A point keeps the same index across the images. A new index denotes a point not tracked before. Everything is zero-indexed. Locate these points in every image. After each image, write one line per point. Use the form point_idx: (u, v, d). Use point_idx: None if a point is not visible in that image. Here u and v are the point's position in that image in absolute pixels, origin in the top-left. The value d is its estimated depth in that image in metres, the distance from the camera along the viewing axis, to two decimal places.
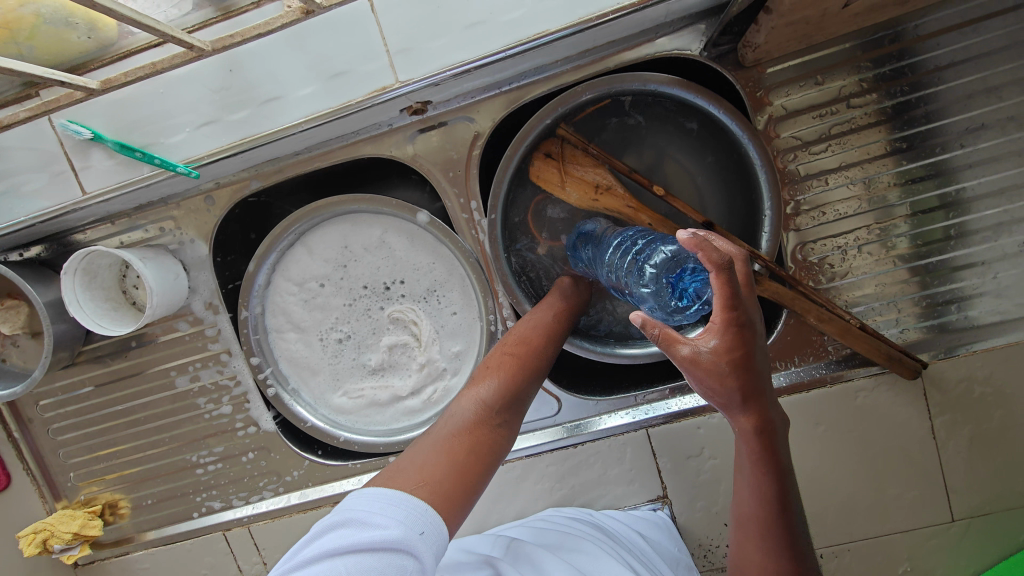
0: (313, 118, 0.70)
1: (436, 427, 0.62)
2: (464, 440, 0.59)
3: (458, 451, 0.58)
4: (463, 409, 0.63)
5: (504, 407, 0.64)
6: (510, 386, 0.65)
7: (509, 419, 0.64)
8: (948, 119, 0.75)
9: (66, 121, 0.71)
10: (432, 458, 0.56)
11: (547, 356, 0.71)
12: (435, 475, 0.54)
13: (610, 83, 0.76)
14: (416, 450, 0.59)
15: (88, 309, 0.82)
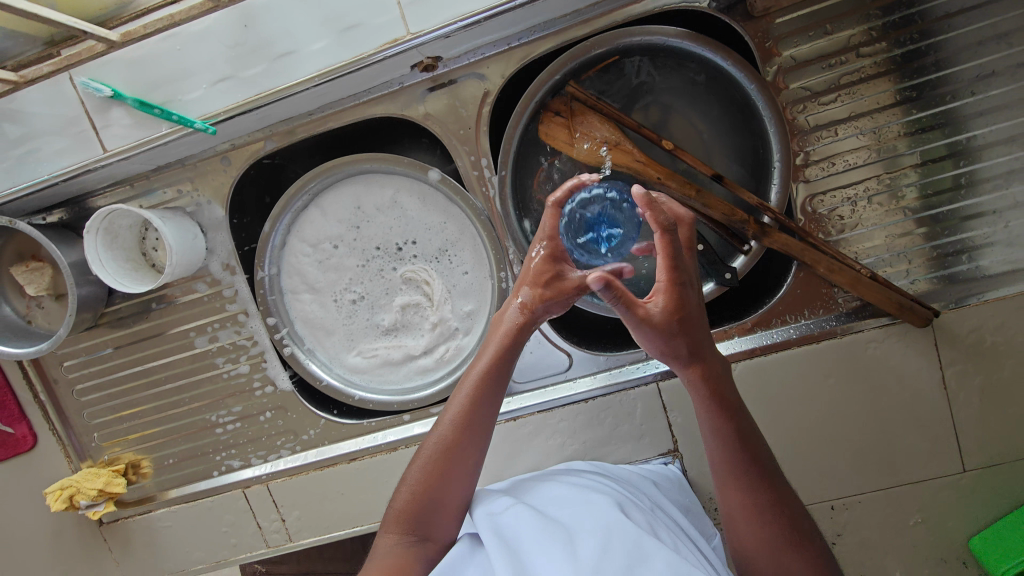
0: (326, 71, 0.72)
1: (394, 499, 0.71)
2: (414, 512, 0.68)
3: (412, 528, 0.68)
4: (411, 480, 0.70)
5: (448, 465, 0.70)
6: (435, 460, 0.70)
7: (439, 492, 0.69)
8: (959, 66, 0.75)
9: (87, 79, 0.74)
10: (394, 555, 0.66)
11: (492, 391, 0.73)
12: (396, 574, 0.64)
13: (619, 37, 0.77)
14: (383, 537, 0.69)
15: (110, 268, 0.85)
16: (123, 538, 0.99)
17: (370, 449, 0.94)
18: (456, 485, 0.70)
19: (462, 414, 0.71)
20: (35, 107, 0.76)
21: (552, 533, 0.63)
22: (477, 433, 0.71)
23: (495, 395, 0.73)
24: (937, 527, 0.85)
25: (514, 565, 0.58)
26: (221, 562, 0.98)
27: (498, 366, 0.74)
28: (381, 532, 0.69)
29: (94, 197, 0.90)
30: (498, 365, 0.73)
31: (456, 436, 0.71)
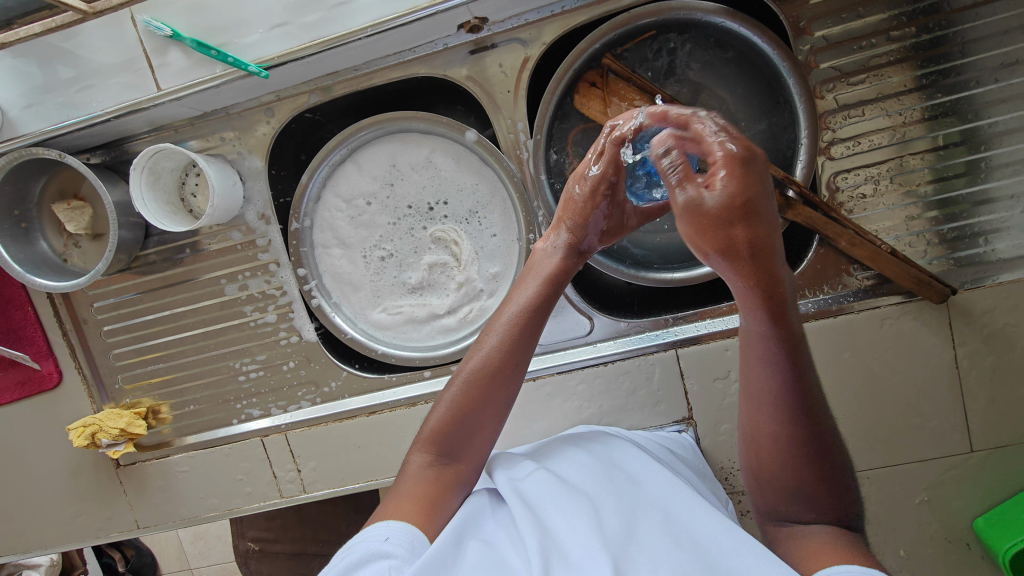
0: (379, 22, 0.76)
1: (427, 421, 0.70)
2: (446, 436, 0.67)
3: (445, 452, 0.67)
4: (447, 402, 0.69)
5: (486, 393, 0.68)
6: (470, 384, 0.68)
7: (478, 411, 0.68)
8: (981, 54, 0.79)
9: (149, 18, 0.79)
10: (422, 477, 0.65)
11: (536, 321, 0.70)
12: (426, 495, 0.64)
13: (661, 11, 0.80)
14: (413, 456, 0.69)
15: (152, 208, 0.87)
16: (138, 481, 1.01)
17: (389, 404, 0.95)
18: (495, 402, 0.68)
19: (502, 343, 0.68)
20: (103, 44, 0.81)
21: (581, 507, 0.60)
22: (518, 365, 0.68)
23: (537, 328, 0.70)
24: (944, 507, 0.86)
25: (539, 526, 0.59)
26: (233, 510, 0.99)
27: (546, 293, 0.71)
28: (412, 450, 0.69)
29: (136, 141, 0.93)
30: (541, 297, 0.70)
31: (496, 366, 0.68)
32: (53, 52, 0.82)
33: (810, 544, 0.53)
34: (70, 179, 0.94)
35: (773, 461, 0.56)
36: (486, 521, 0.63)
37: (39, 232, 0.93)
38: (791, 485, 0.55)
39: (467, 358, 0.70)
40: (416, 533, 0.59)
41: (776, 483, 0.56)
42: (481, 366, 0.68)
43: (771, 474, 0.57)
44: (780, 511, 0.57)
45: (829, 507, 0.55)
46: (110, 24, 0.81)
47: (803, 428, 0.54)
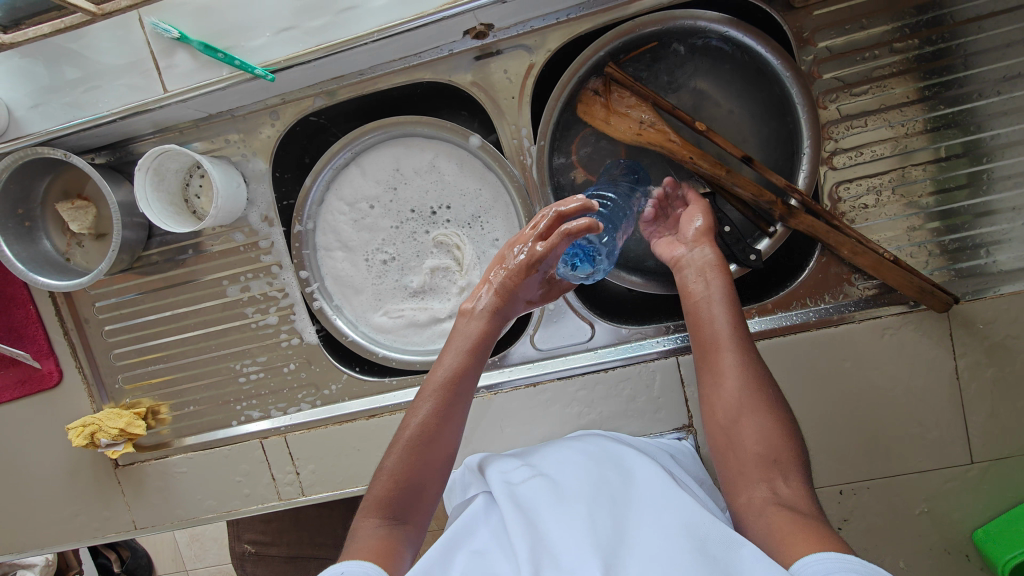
0: (385, 27, 0.76)
1: (371, 487, 0.67)
2: (395, 498, 0.65)
3: (396, 514, 0.65)
4: (389, 468, 0.67)
5: (428, 453, 0.68)
6: (414, 446, 0.67)
7: (423, 470, 0.67)
8: (983, 67, 0.80)
9: (157, 20, 0.80)
10: (376, 536, 0.62)
11: (469, 381, 0.72)
12: (385, 549, 0.61)
13: (664, 20, 0.81)
14: (361, 523, 0.65)
15: (156, 208, 0.88)
16: (136, 481, 1.00)
17: (389, 407, 0.95)
18: (437, 460, 0.68)
19: (439, 406, 0.69)
20: (110, 45, 0.82)
21: (574, 508, 0.61)
22: (456, 422, 0.70)
23: (470, 387, 0.72)
24: (944, 518, 0.86)
25: (532, 531, 0.59)
26: (231, 512, 0.98)
27: (476, 356, 0.73)
28: (358, 520, 0.65)
29: (141, 142, 0.93)
30: (469, 363, 0.71)
31: (434, 430, 0.68)
32: (61, 53, 0.82)
33: (781, 520, 0.58)
34: (74, 179, 0.94)
35: (732, 416, 0.68)
36: (481, 527, 0.63)
37: (43, 231, 0.93)
38: (763, 440, 0.65)
39: (405, 421, 0.70)
40: (375, 566, 0.57)
41: (737, 437, 0.67)
42: (423, 429, 0.68)
43: (728, 430, 0.68)
44: (753, 481, 0.64)
45: (792, 463, 0.63)
46: (118, 25, 0.81)
47: (755, 393, 0.68)
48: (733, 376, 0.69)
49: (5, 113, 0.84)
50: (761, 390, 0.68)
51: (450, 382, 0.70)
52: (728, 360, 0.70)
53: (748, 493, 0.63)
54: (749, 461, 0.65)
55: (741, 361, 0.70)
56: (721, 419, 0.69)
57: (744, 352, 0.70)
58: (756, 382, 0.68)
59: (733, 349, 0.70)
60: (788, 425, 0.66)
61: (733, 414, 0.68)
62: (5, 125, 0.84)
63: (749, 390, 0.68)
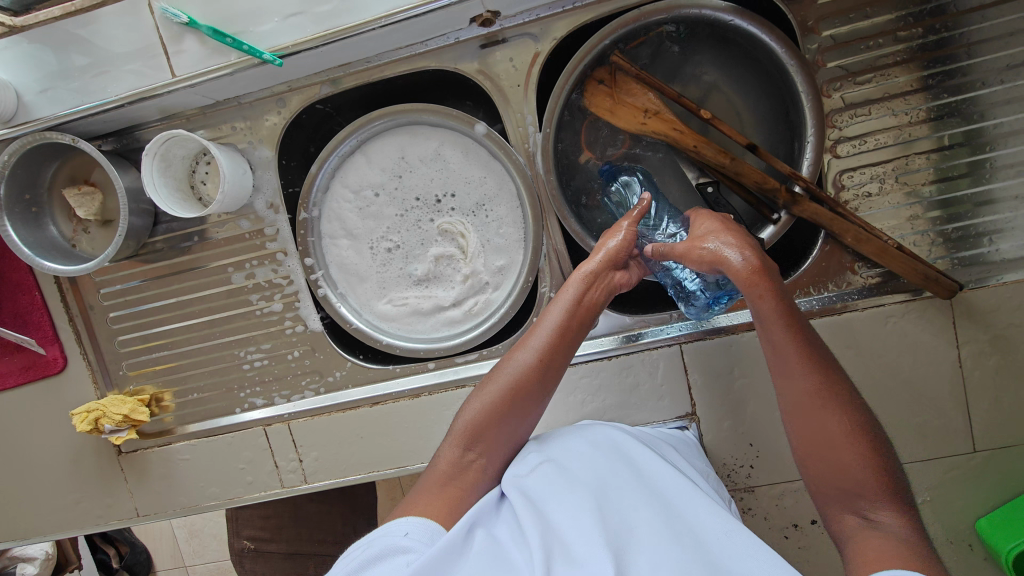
0: (393, 13, 0.77)
1: (458, 416, 0.73)
2: (478, 429, 0.71)
3: (475, 444, 0.71)
4: (483, 399, 0.72)
5: (523, 398, 0.72)
6: (513, 388, 0.72)
7: (514, 412, 0.72)
8: (986, 56, 0.80)
9: (165, 5, 0.80)
10: (443, 480, 0.68)
11: (564, 346, 0.75)
12: (449, 504, 0.66)
13: (670, 8, 0.81)
14: (443, 453, 0.71)
15: (162, 194, 0.88)
16: (139, 468, 1.00)
17: (392, 395, 0.96)
18: (532, 407, 0.73)
19: (543, 355, 0.73)
20: (120, 30, 0.82)
21: (585, 500, 0.60)
22: (552, 377, 0.74)
23: (567, 347, 0.75)
24: (946, 507, 0.86)
25: (542, 523, 0.59)
26: (233, 500, 0.99)
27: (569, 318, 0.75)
28: (441, 448, 0.72)
29: (148, 129, 0.94)
30: (580, 321, 0.76)
31: (531, 376, 0.72)
32: (69, 38, 0.83)
33: (873, 545, 0.57)
34: (81, 166, 0.95)
35: (823, 441, 0.64)
36: (496, 516, 0.63)
37: (49, 217, 0.94)
38: (844, 465, 0.62)
39: (503, 367, 0.74)
40: (435, 527, 0.62)
41: (827, 464, 0.64)
42: (519, 375, 0.72)
43: (819, 453, 0.64)
44: (840, 508, 0.62)
45: (883, 492, 0.61)
46: (127, 11, 0.82)
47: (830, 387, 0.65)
48: (807, 382, 0.66)
49: (14, 98, 0.84)
50: (841, 403, 0.65)
51: (563, 336, 0.74)
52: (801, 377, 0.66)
53: (840, 523, 0.62)
54: (834, 483, 0.63)
55: (819, 378, 0.66)
56: (810, 441, 0.65)
57: (815, 360, 0.66)
58: (827, 390, 0.65)
59: (808, 371, 0.66)
60: (875, 445, 0.63)
61: (823, 437, 0.64)
62: (14, 110, 0.85)
63: (822, 396, 0.65)
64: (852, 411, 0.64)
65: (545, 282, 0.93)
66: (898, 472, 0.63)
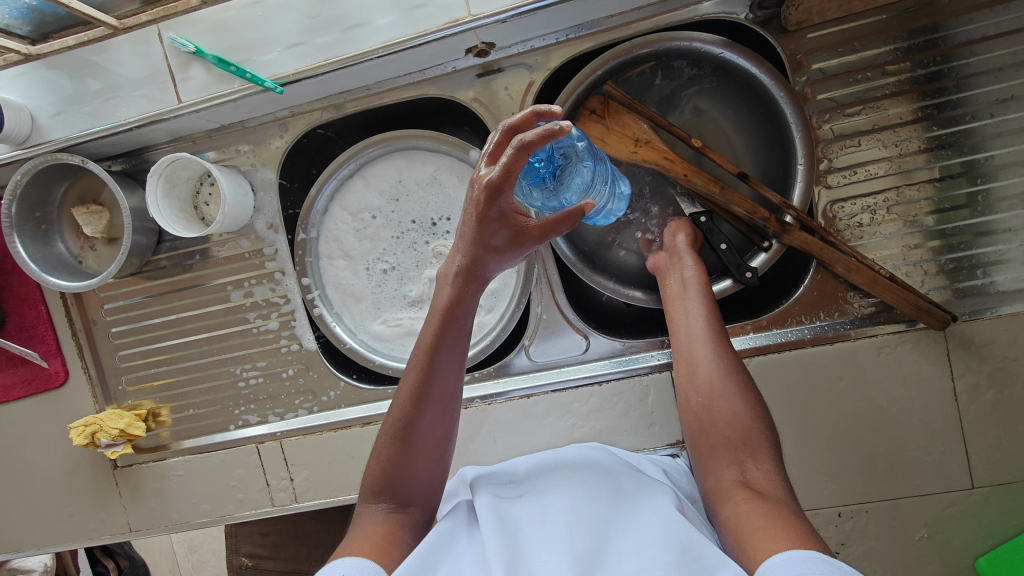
0: (390, 44, 0.80)
1: (368, 469, 0.69)
2: (387, 482, 0.66)
3: (390, 497, 0.67)
4: (378, 455, 0.68)
5: (414, 438, 0.67)
6: (397, 436, 0.67)
7: (409, 458, 0.67)
8: (977, 90, 0.81)
9: (175, 34, 0.84)
10: (375, 525, 0.65)
11: (446, 368, 0.68)
12: (384, 538, 0.63)
13: (661, 41, 0.84)
14: (363, 509, 0.67)
15: (165, 213, 0.91)
16: (133, 482, 1.01)
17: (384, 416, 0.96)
18: (421, 449, 0.67)
19: (417, 388, 0.67)
20: (131, 58, 0.86)
21: (556, 530, 0.58)
22: (434, 405, 0.67)
23: (453, 364, 0.69)
24: (944, 545, 0.84)
25: (514, 542, 0.58)
26: (225, 517, 0.99)
27: (448, 343, 0.68)
28: (362, 503, 0.68)
29: (156, 151, 0.97)
30: (450, 340, 0.68)
31: (414, 414, 0.67)
32: (83, 65, 0.87)
33: (750, 511, 0.58)
34: (90, 185, 0.98)
35: (709, 401, 0.69)
36: (463, 543, 0.61)
37: (58, 234, 0.97)
38: (735, 426, 0.66)
39: (391, 407, 0.69)
40: (374, 565, 0.58)
41: (715, 429, 0.67)
42: (403, 413, 0.67)
43: (705, 416, 0.69)
44: (721, 462, 0.66)
45: (763, 448, 0.65)
46: (139, 39, 0.86)
47: (729, 373, 0.69)
48: (705, 353, 0.71)
49: (28, 121, 0.88)
50: (737, 384, 0.69)
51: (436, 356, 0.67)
52: (703, 349, 0.71)
53: (718, 477, 0.65)
54: (717, 446, 0.67)
55: (719, 352, 0.71)
56: (703, 408, 0.69)
57: (721, 346, 0.72)
58: (726, 368, 0.70)
59: (709, 342, 0.72)
60: (762, 415, 0.67)
61: (707, 398, 0.69)
62: (28, 131, 0.88)
63: (722, 372, 0.69)
64: (747, 393, 0.68)
65: (537, 304, 0.94)
66: (775, 431, 0.68)
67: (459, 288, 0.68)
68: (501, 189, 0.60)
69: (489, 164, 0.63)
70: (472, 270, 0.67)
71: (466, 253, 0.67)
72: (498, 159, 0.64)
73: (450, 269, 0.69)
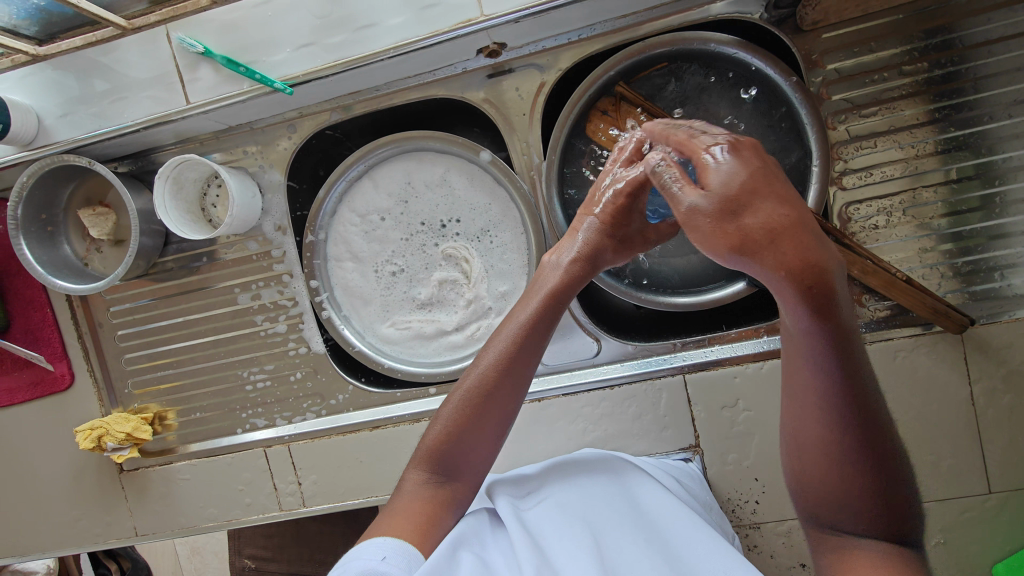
0: (401, 44, 0.79)
1: (424, 436, 0.68)
2: (444, 454, 0.65)
3: (443, 468, 0.65)
4: (444, 418, 0.66)
5: (486, 410, 0.65)
6: (470, 407, 0.65)
7: (475, 431, 0.65)
8: (994, 91, 0.80)
9: (183, 35, 0.83)
10: (421, 495, 0.64)
11: (527, 355, 0.66)
12: (424, 518, 0.62)
13: (676, 41, 0.82)
14: (408, 475, 0.67)
15: (173, 215, 0.90)
16: (140, 486, 1.00)
17: (393, 419, 0.95)
18: (488, 424, 0.66)
19: (502, 361, 0.66)
20: (139, 58, 0.85)
21: (580, 534, 0.58)
22: (513, 382, 0.66)
23: (533, 354, 0.67)
24: (960, 551, 0.83)
25: (535, 552, 0.56)
26: (232, 521, 0.98)
27: (538, 329, 0.67)
28: (408, 469, 0.67)
29: (163, 152, 0.96)
30: (539, 322, 0.67)
31: (494, 383, 0.66)
32: (91, 66, 0.86)
33: None
34: (97, 187, 0.97)
35: (816, 477, 0.52)
36: (486, 544, 0.60)
37: (64, 236, 0.96)
38: (853, 516, 0.51)
39: (465, 376, 0.68)
40: (413, 552, 0.58)
41: (825, 501, 0.53)
42: (481, 380, 0.66)
43: (814, 486, 0.53)
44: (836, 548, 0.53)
45: (885, 533, 0.50)
46: (147, 39, 0.85)
47: (853, 439, 0.49)
48: (822, 418, 0.50)
49: (35, 122, 0.87)
50: (857, 459, 0.50)
51: (520, 338, 0.66)
52: (818, 415, 0.50)
53: (840, 564, 0.52)
54: (832, 520, 0.53)
55: (837, 416, 0.49)
56: (808, 472, 0.53)
57: (848, 405, 0.49)
58: (846, 435, 0.50)
59: (829, 403, 0.49)
60: (888, 498, 0.50)
61: (821, 469, 0.51)
62: (34, 133, 0.87)
63: (840, 442, 0.50)
64: (871, 464, 0.49)
65: None
66: (907, 513, 0.51)
67: (565, 278, 0.69)
68: (640, 183, 0.68)
69: (625, 168, 0.72)
70: (591, 255, 0.70)
71: (591, 240, 0.70)
72: (632, 165, 0.72)
73: (560, 259, 0.71)
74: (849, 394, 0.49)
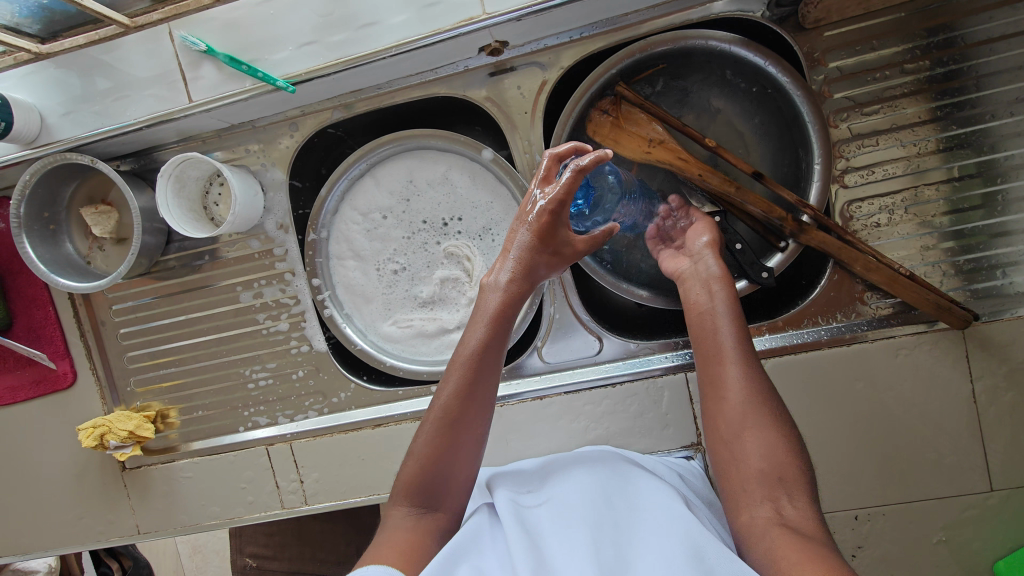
0: (403, 42, 0.79)
1: (400, 471, 0.68)
2: (420, 484, 0.66)
3: (422, 499, 0.66)
4: (416, 452, 0.67)
5: (455, 433, 0.67)
6: (440, 432, 0.67)
7: (449, 455, 0.67)
8: (995, 89, 0.80)
9: (186, 33, 0.83)
10: (404, 529, 0.64)
11: (487, 372, 0.70)
12: (411, 545, 0.62)
13: (678, 39, 0.82)
14: (391, 511, 0.67)
15: (175, 213, 0.90)
16: (142, 484, 1.00)
17: (394, 417, 0.95)
18: (459, 448, 0.67)
19: (465, 382, 0.69)
20: (142, 57, 0.85)
21: (579, 536, 0.58)
22: (480, 400, 0.69)
23: (495, 367, 0.71)
24: (961, 549, 0.83)
25: (534, 555, 0.56)
26: (234, 519, 0.98)
27: (495, 347, 0.71)
28: (390, 505, 0.67)
29: (166, 150, 0.96)
30: (492, 342, 0.71)
31: (457, 411, 0.68)
32: (93, 64, 0.86)
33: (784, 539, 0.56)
34: (99, 185, 0.97)
35: (738, 425, 0.66)
36: (485, 546, 0.60)
37: (66, 235, 0.96)
38: (768, 457, 0.63)
39: (433, 404, 0.70)
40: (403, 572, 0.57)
41: (742, 453, 0.65)
42: (447, 407, 0.68)
43: (732, 441, 0.66)
44: (755, 497, 0.62)
45: (799, 486, 0.62)
46: (150, 38, 0.85)
47: (759, 393, 0.67)
48: (736, 373, 0.68)
49: (37, 120, 0.87)
50: (766, 406, 0.66)
51: (479, 358, 0.70)
52: (734, 368, 0.69)
53: (753, 513, 0.61)
54: (748, 481, 0.63)
55: (749, 371, 0.68)
56: (726, 429, 0.67)
57: (748, 362, 0.69)
58: (756, 389, 0.67)
59: (738, 361, 0.69)
60: (797, 447, 0.64)
61: (738, 420, 0.66)
62: (37, 131, 0.87)
63: (752, 393, 0.67)
64: (775, 411, 0.66)
65: (550, 305, 0.93)
66: (811, 467, 0.64)
67: (511, 294, 0.73)
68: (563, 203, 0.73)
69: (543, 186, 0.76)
70: (526, 271, 0.75)
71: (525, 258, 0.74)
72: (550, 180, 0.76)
73: (503, 278, 0.74)
74: (747, 351, 0.70)
